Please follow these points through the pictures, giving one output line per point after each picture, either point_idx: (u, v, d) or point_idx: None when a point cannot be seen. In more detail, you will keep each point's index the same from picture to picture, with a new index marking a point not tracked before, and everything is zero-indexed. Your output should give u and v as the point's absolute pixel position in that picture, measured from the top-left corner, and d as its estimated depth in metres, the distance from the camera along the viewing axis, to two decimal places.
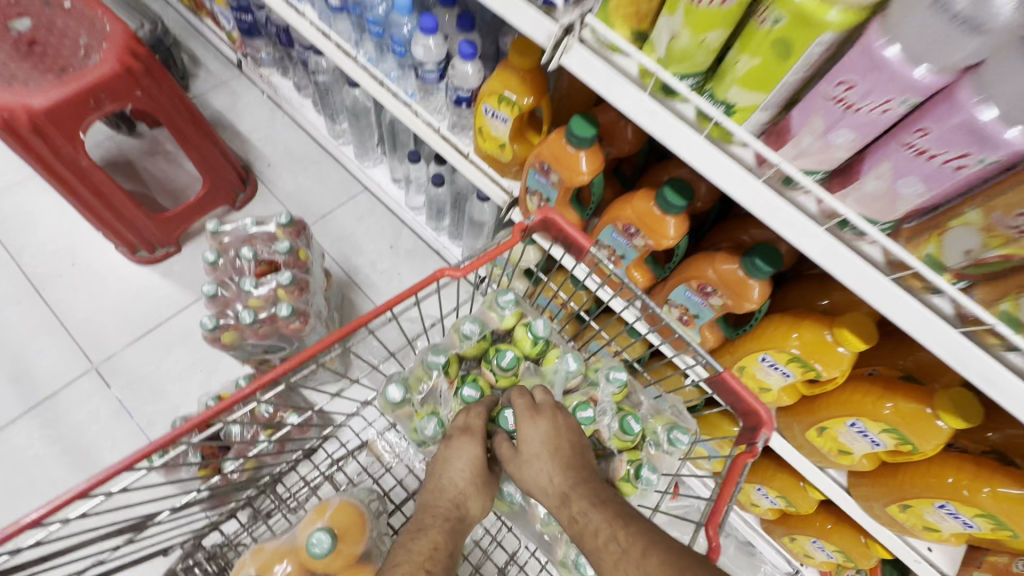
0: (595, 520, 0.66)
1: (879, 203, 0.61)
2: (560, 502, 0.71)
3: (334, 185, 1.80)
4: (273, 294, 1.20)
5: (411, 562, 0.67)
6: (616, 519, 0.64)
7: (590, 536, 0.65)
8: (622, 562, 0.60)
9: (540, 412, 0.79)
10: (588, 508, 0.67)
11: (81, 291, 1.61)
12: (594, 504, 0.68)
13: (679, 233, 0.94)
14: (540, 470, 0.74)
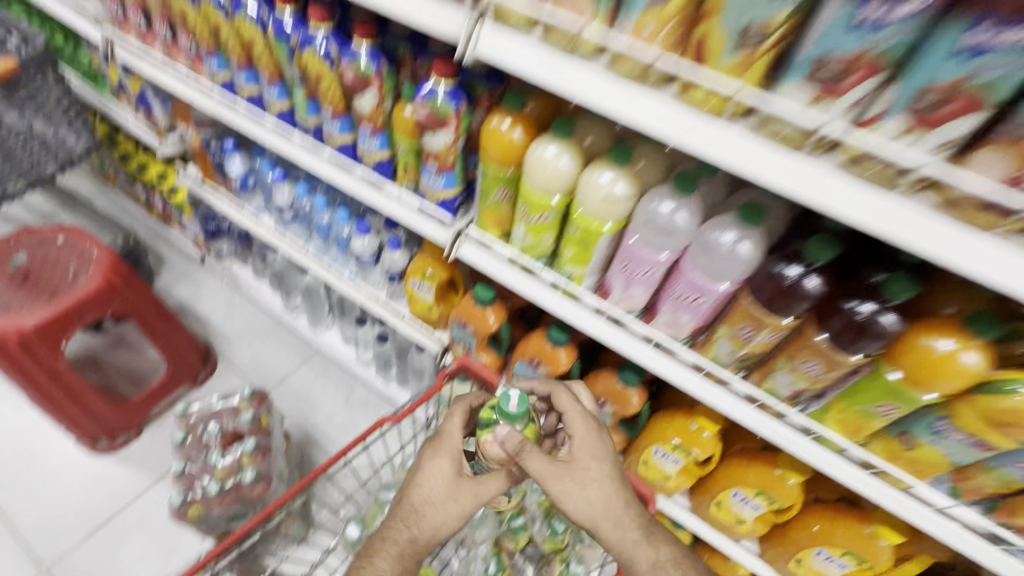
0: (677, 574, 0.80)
1: (676, 328, 0.90)
2: (636, 544, 0.81)
3: (290, 351, 2.00)
4: (238, 462, 1.33)
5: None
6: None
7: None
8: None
9: (593, 428, 0.86)
10: (680, 561, 0.81)
11: (36, 493, 1.64)
12: (679, 558, 0.81)
13: (571, 359, 1.20)
14: (615, 506, 0.82)
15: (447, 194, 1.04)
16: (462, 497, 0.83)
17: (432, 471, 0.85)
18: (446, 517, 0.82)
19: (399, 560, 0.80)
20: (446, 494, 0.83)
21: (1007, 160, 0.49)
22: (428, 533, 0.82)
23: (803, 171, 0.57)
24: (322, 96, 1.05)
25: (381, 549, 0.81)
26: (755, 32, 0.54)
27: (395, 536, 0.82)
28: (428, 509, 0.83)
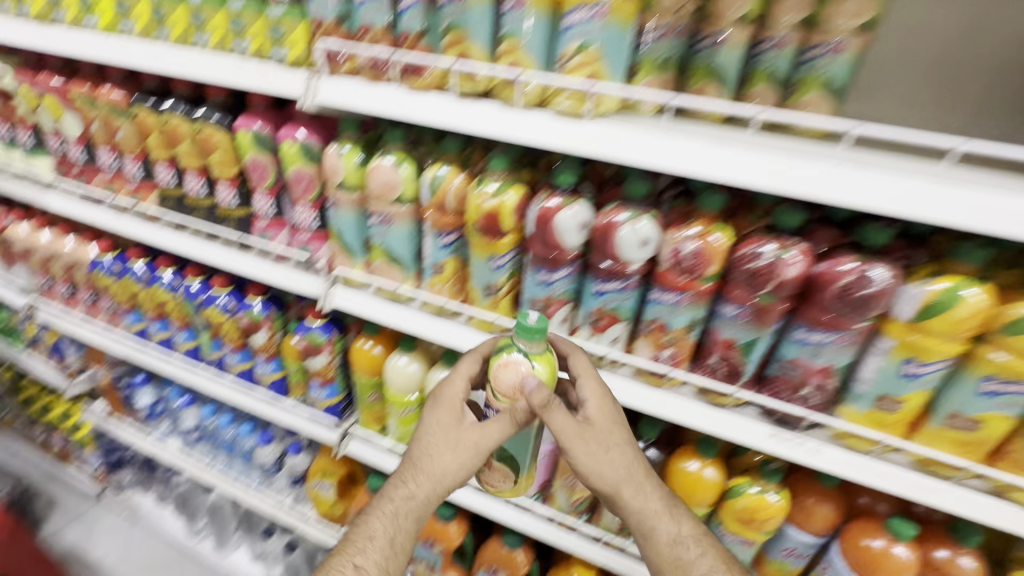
0: (696, 553, 0.77)
1: None
2: (657, 514, 0.77)
3: None
4: None
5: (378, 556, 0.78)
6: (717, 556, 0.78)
7: (688, 563, 0.76)
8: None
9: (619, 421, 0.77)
10: (702, 536, 0.78)
11: None
12: (699, 533, 0.78)
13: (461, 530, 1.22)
14: (637, 478, 0.77)
15: (332, 400, 1.25)
16: (464, 447, 0.77)
17: (434, 424, 0.80)
18: (446, 469, 0.78)
19: (394, 522, 0.79)
20: (454, 446, 0.78)
21: (649, 344, 0.82)
22: (427, 492, 0.79)
23: None
24: (223, 336, 1.29)
25: (370, 521, 0.80)
26: (494, 286, 0.87)
27: (393, 495, 0.80)
28: (432, 464, 0.78)
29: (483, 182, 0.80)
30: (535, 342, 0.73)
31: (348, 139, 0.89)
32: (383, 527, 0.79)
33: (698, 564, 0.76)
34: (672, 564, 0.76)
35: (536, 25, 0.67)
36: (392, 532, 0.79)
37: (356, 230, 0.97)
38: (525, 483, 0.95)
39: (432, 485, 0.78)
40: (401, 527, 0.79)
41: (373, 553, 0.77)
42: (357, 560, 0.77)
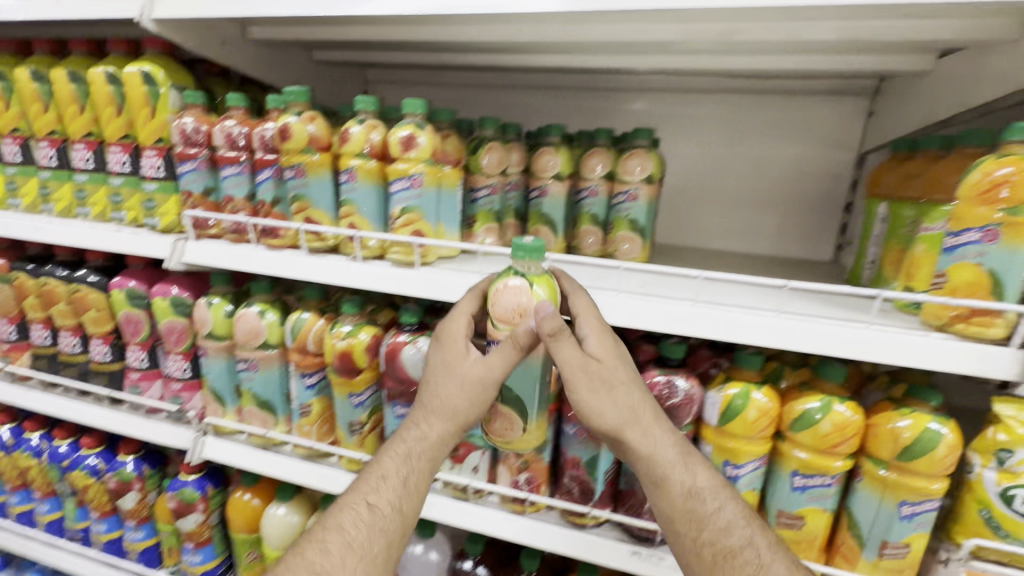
0: (727, 515, 0.64)
1: None
2: (672, 464, 0.65)
3: None
4: None
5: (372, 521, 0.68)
6: (750, 520, 0.65)
7: (711, 530, 0.64)
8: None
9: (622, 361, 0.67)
10: (725, 493, 0.66)
11: None
12: (722, 490, 0.66)
13: None
14: (649, 429, 0.66)
15: (206, 566, 1.13)
16: (469, 382, 0.67)
17: (436, 363, 0.70)
18: (455, 406, 0.68)
19: (403, 465, 0.69)
20: (459, 383, 0.68)
21: (507, 470, 0.83)
22: (437, 436, 0.69)
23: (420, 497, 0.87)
24: (89, 502, 1.18)
25: (376, 474, 0.70)
26: (357, 423, 0.88)
27: (404, 438, 0.71)
28: (441, 401, 0.69)
29: (338, 324, 0.86)
30: (529, 260, 0.65)
31: (217, 293, 0.94)
32: (394, 471, 0.70)
33: (730, 538, 0.63)
34: (698, 530, 0.64)
35: (366, 194, 0.79)
36: (402, 476, 0.69)
37: (226, 377, 0.98)
38: (534, 432, 0.73)
39: (434, 422, 0.69)
40: (412, 470, 0.69)
41: (384, 493, 0.69)
42: (369, 499, 0.69)
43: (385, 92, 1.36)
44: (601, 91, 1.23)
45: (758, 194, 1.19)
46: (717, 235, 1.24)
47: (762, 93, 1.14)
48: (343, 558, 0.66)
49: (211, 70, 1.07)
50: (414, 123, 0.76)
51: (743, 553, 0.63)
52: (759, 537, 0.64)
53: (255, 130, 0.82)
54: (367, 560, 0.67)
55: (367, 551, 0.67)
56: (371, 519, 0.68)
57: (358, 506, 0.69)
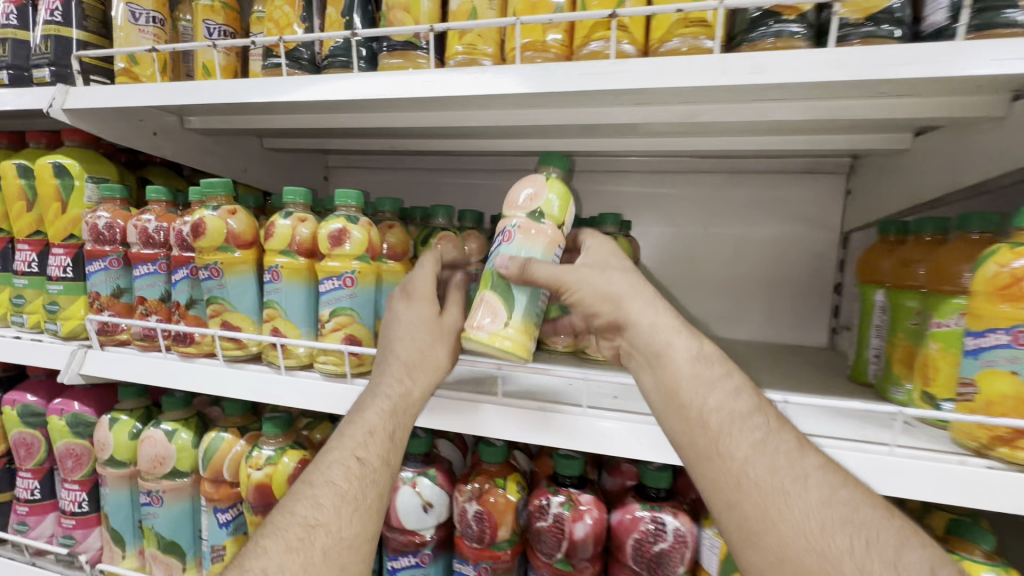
0: (730, 384, 0.50)
1: None
2: (671, 332, 0.51)
3: None
4: None
5: (356, 476, 0.52)
6: (754, 386, 0.50)
7: (718, 397, 0.48)
8: (773, 447, 0.45)
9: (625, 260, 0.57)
10: (728, 361, 0.51)
11: None
12: (724, 360, 0.52)
13: None
14: (644, 297, 0.53)
15: None
16: (430, 328, 0.60)
17: (404, 314, 0.61)
18: (441, 359, 0.60)
19: (396, 417, 0.55)
20: (439, 331, 0.61)
21: None
22: (430, 388, 0.58)
23: None
24: None
25: (354, 423, 0.54)
26: None
27: (386, 391, 0.55)
28: (417, 342, 0.59)
29: (257, 448, 0.71)
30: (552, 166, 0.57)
31: (124, 410, 0.80)
32: (384, 422, 0.54)
33: (734, 405, 0.48)
34: (702, 398, 0.48)
35: (293, 294, 0.68)
36: (390, 426, 0.54)
37: (127, 512, 0.81)
38: (521, 336, 0.55)
39: (417, 363, 0.58)
40: (402, 425, 0.56)
41: (376, 444, 0.53)
42: (359, 451, 0.52)
43: (346, 178, 1.31)
44: (568, 173, 1.19)
45: (741, 276, 1.11)
46: (701, 320, 1.15)
47: (736, 173, 1.10)
48: (334, 512, 0.49)
49: (152, 160, 1.01)
50: (347, 215, 0.67)
51: (752, 421, 0.47)
52: (768, 405, 0.49)
53: (172, 225, 0.72)
54: (363, 511, 0.51)
55: (361, 503, 0.51)
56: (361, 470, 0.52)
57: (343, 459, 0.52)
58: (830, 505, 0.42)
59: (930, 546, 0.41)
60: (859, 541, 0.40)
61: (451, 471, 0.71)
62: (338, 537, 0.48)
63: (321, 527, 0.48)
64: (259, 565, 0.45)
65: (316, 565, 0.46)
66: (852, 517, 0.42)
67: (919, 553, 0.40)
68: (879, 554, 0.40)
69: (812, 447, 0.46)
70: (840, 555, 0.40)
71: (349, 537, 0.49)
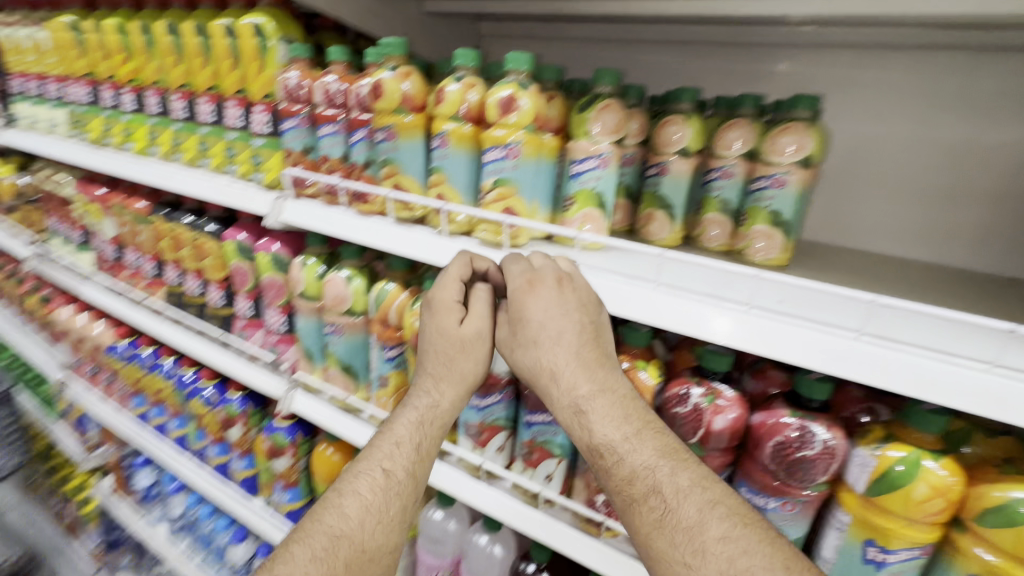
0: (640, 453, 0.51)
1: None
2: (571, 398, 0.56)
3: None
4: None
5: (371, 488, 0.61)
6: (662, 449, 0.51)
7: (626, 467, 0.51)
8: (671, 524, 0.47)
9: (542, 280, 0.60)
10: (633, 422, 0.53)
11: None
12: (622, 412, 0.54)
13: None
14: (549, 355, 0.57)
15: (293, 505, 1.22)
16: (447, 353, 0.66)
17: (431, 333, 0.67)
18: (468, 372, 0.66)
19: (421, 428, 0.65)
20: (469, 346, 0.65)
21: (584, 486, 0.75)
22: (456, 399, 0.66)
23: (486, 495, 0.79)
24: (205, 427, 1.32)
25: (382, 442, 0.65)
26: None
27: (415, 404, 0.66)
28: (443, 367, 0.66)
29: (420, 301, 0.82)
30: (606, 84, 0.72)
31: (313, 253, 0.95)
32: (410, 435, 0.65)
33: (637, 478, 0.50)
34: (624, 472, 0.51)
35: (457, 162, 0.71)
36: (416, 438, 0.65)
37: (316, 336, 0.99)
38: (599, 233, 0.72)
39: (440, 387, 0.66)
40: (428, 435, 0.65)
41: (400, 458, 0.63)
42: (384, 463, 0.63)
43: (497, 47, 1.25)
44: (751, 46, 1.01)
45: (954, 187, 0.91)
46: (882, 235, 0.99)
47: (987, 51, 0.85)
48: (360, 522, 0.60)
49: (326, 23, 1.05)
50: (516, 81, 0.66)
51: (650, 498, 0.49)
52: (668, 469, 0.49)
53: (352, 87, 0.77)
54: (385, 523, 0.61)
55: (386, 513, 0.61)
56: (385, 484, 0.62)
57: (371, 469, 0.62)
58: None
59: None
60: None
61: None
62: (360, 547, 0.59)
63: (345, 537, 0.58)
64: (287, 569, 0.54)
65: (339, 573, 0.56)
66: None
67: None
68: None
69: (715, 514, 0.46)
70: None
71: (372, 545, 0.59)
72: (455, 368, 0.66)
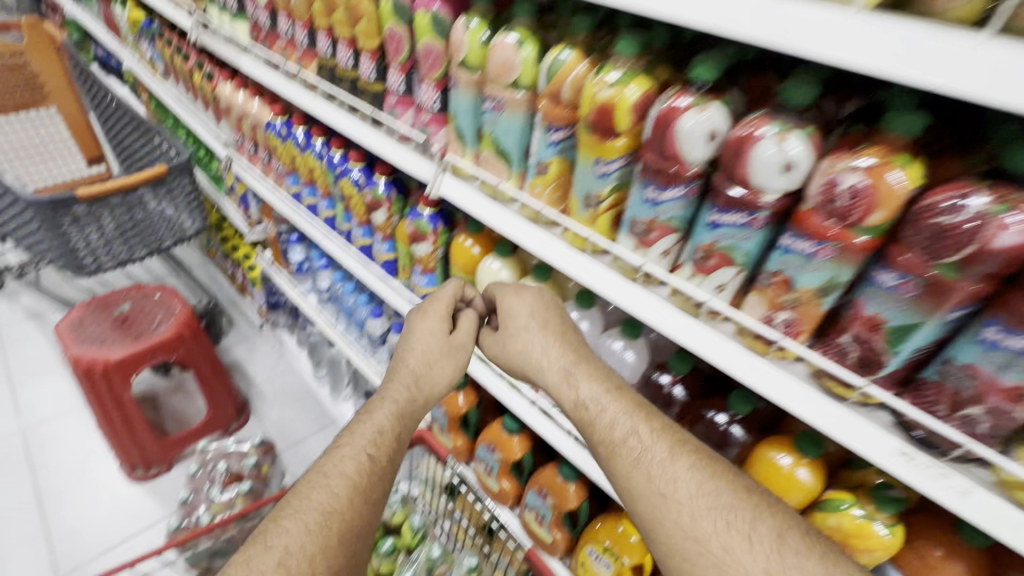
0: (609, 411, 0.80)
1: None
2: (562, 379, 0.87)
3: (307, 418, 2.27)
4: (232, 500, 1.55)
5: (354, 452, 0.82)
6: (629, 410, 0.79)
7: (606, 424, 0.79)
8: (642, 462, 0.73)
9: (526, 288, 0.97)
10: (613, 394, 0.81)
11: (64, 512, 1.90)
12: (608, 392, 0.82)
13: (524, 449, 1.34)
14: (518, 339, 0.94)
15: (429, 289, 1.30)
16: (437, 351, 0.97)
17: (425, 331, 0.99)
18: (444, 376, 0.97)
19: (400, 418, 0.89)
20: (442, 356, 0.98)
21: (762, 301, 0.67)
22: (431, 393, 0.95)
23: (639, 297, 0.76)
24: (353, 208, 1.40)
25: (367, 427, 0.86)
26: (595, 197, 0.77)
27: (393, 395, 0.92)
28: (426, 364, 0.96)
29: (604, 70, 0.70)
30: None
31: (477, 14, 0.84)
32: (386, 420, 0.88)
33: (615, 433, 0.77)
34: (612, 432, 0.78)
35: None
36: (393, 427, 0.88)
37: (471, 116, 0.93)
38: None
39: (416, 386, 0.94)
40: (400, 425, 0.89)
41: (384, 439, 0.85)
42: (370, 448, 0.83)
43: None
44: None
45: None
46: None
47: None
48: (348, 499, 0.76)
49: None
50: None
51: (631, 443, 0.76)
52: (643, 428, 0.77)
53: None
54: (371, 501, 0.78)
55: (372, 493, 0.79)
56: (371, 466, 0.81)
57: (355, 456, 0.81)
58: (697, 497, 0.68)
59: (781, 518, 0.64)
60: (720, 524, 0.65)
61: (822, 142, 0.59)
62: (350, 523, 0.75)
63: (336, 512, 0.74)
64: (281, 541, 0.70)
65: (327, 546, 0.71)
66: (716, 506, 0.67)
67: (769, 526, 0.64)
68: (741, 531, 0.64)
69: (679, 451, 0.73)
70: (710, 539, 0.64)
71: (358, 520, 0.76)
72: (436, 355, 0.97)
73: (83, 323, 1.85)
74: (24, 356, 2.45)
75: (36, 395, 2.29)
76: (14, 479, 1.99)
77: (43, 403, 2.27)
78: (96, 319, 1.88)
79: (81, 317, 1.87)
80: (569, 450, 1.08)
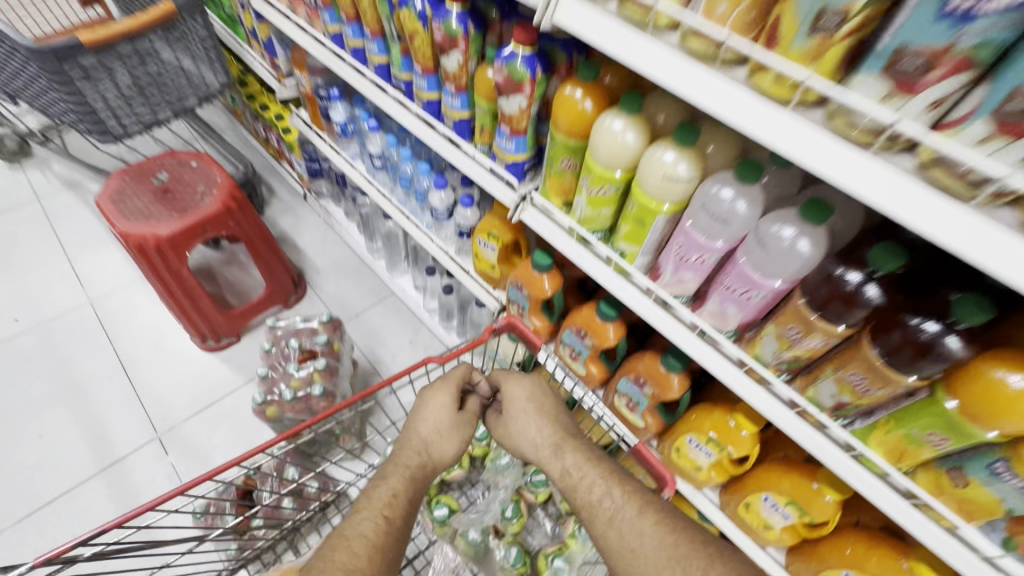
0: (587, 473, 0.95)
1: (721, 318, 0.90)
2: (548, 455, 1.00)
3: (365, 292, 2.24)
4: (310, 377, 1.54)
5: (371, 509, 0.86)
6: (602, 473, 0.94)
7: (580, 487, 0.94)
8: (616, 521, 0.86)
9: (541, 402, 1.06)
10: (581, 459, 0.97)
11: (149, 378, 1.99)
12: (582, 460, 0.97)
13: (618, 337, 1.22)
14: (527, 431, 1.04)
15: (517, 157, 1.07)
16: (444, 433, 1.03)
17: (423, 428, 1.02)
18: (449, 450, 1.03)
19: (413, 482, 0.94)
20: (452, 428, 1.04)
21: None
22: (441, 463, 1.01)
23: (875, 178, 0.56)
24: (414, 52, 1.12)
25: (382, 491, 0.89)
26: (834, 16, 0.54)
27: (405, 462, 0.97)
28: (434, 444, 1.01)
29: None
30: None
31: None
32: (398, 483, 0.92)
33: (592, 497, 0.91)
34: (588, 496, 0.92)
35: None
36: (406, 487, 0.92)
37: None
38: None
39: (420, 451, 0.99)
40: (414, 490, 0.93)
41: (398, 498, 0.89)
42: (384, 511, 0.86)
43: None
44: None
45: None
46: None
47: None
48: (367, 558, 0.77)
49: None
50: None
51: (604, 504, 0.89)
52: (614, 487, 0.91)
53: None
54: (390, 558, 0.80)
55: (388, 551, 0.80)
56: (386, 527, 0.83)
57: (372, 517, 0.84)
58: (661, 551, 0.80)
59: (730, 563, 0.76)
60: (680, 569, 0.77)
61: None
62: None
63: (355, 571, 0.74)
64: None
65: None
66: (676, 555, 0.79)
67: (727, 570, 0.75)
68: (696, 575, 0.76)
69: (645, 510, 0.86)
70: None
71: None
72: (440, 425, 1.03)
73: (123, 193, 1.72)
74: (72, 228, 2.39)
75: (95, 267, 2.27)
76: (95, 347, 2.06)
77: (103, 274, 2.26)
78: (136, 189, 1.73)
79: (120, 188, 1.73)
80: (687, 346, 0.95)
